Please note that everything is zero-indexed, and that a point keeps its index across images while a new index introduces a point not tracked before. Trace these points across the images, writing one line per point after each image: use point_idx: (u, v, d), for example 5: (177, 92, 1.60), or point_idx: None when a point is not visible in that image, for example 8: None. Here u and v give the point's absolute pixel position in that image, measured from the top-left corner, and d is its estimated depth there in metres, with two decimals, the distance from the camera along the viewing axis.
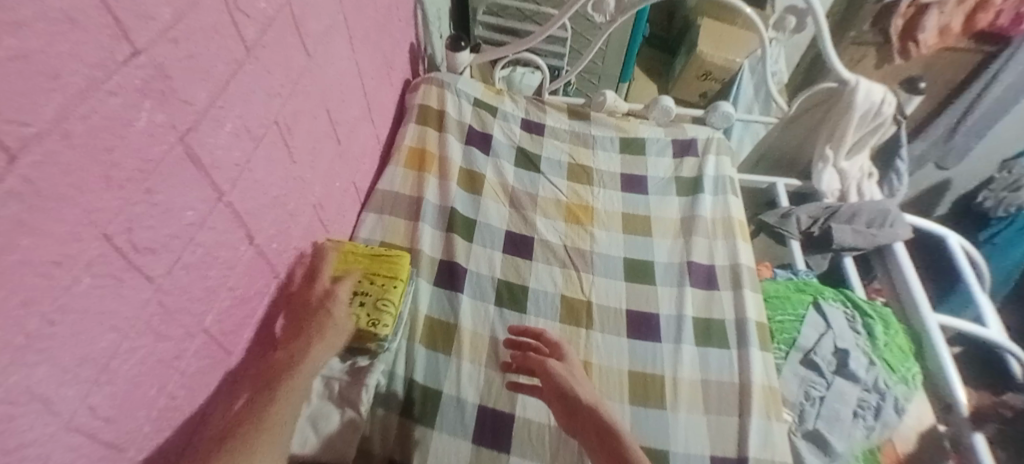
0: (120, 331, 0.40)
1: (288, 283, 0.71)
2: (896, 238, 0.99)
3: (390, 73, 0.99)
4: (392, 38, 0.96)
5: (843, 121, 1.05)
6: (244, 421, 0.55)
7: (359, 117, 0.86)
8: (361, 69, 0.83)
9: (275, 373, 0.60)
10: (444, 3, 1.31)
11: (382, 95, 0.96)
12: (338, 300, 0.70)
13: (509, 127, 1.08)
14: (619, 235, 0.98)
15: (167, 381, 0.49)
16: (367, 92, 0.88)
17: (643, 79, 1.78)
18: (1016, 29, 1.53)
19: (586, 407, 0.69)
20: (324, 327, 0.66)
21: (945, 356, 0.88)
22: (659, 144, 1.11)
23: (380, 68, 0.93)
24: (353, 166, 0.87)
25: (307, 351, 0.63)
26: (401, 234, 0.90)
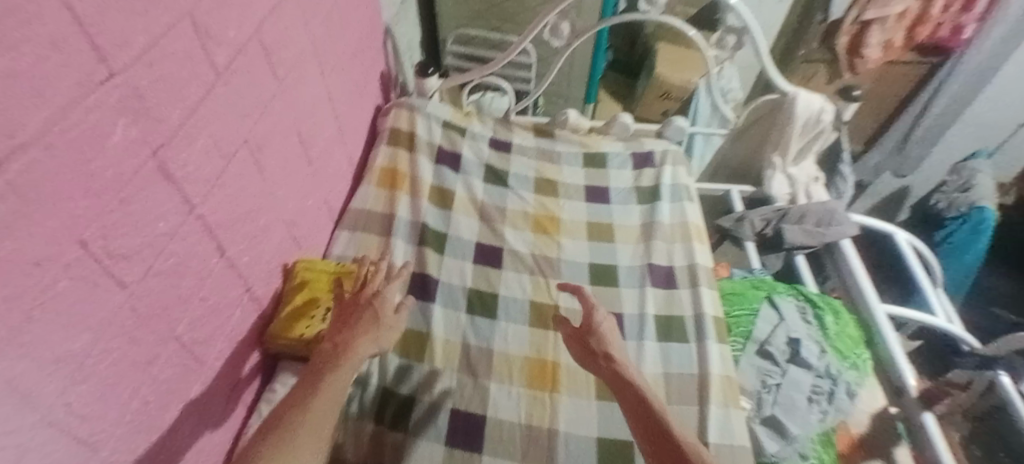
0: (95, 332, 0.43)
1: (261, 296, 0.74)
2: (842, 235, 1.07)
3: (362, 99, 1.05)
4: (363, 66, 1.02)
5: (787, 131, 1.14)
6: (285, 414, 0.59)
7: (331, 140, 0.91)
8: (332, 94, 0.88)
9: (324, 363, 0.63)
10: (415, 34, 1.39)
11: (354, 119, 1.02)
12: (386, 299, 0.70)
13: (478, 146, 1.14)
14: (585, 242, 1.03)
15: (140, 386, 0.51)
16: (338, 116, 0.93)
17: (609, 101, 1.87)
18: (954, 39, 1.64)
19: (603, 363, 0.71)
20: (371, 325, 0.67)
21: (893, 344, 0.93)
22: (620, 158, 1.18)
23: (352, 93, 0.98)
24: (327, 185, 0.92)
25: (350, 346, 0.64)
26: (374, 249, 0.94)
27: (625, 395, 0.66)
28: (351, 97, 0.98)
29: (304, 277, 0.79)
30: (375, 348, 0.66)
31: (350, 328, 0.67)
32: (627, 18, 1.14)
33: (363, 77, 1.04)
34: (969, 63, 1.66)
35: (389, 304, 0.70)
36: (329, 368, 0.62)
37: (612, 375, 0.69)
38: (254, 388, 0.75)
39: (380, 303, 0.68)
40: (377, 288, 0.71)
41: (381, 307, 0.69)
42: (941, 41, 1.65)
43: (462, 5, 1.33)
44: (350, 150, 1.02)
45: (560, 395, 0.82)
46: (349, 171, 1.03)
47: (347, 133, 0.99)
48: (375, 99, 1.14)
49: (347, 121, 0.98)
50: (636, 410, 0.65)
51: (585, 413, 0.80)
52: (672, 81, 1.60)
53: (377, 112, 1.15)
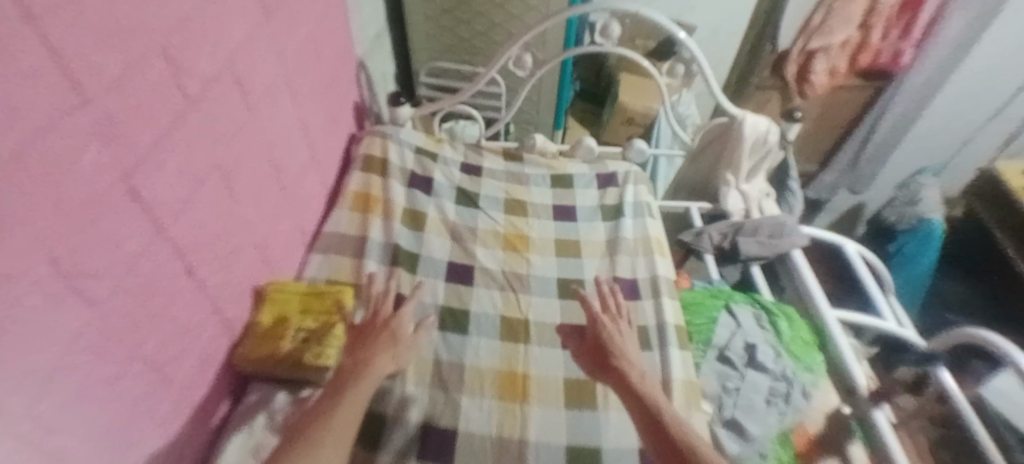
0: (64, 345, 0.44)
1: (233, 319, 0.74)
2: (793, 245, 1.15)
3: (335, 127, 1.09)
4: (336, 96, 1.07)
5: (737, 150, 1.23)
6: (308, 425, 0.61)
7: (303, 166, 0.94)
8: (304, 122, 0.92)
9: (347, 376, 0.67)
10: (388, 67, 1.46)
11: (326, 146, 1.05)
12: (402, 322, 0.76)
13: (449, 171, 1.17)
14: (553, 259, 1.07)
15: (108, 403, 0.51)
16: (311, 143, 0.97)
17: (577, 127, 1.96)
18: (895, 64, 1.75)
19: (612, 370, 0.75)
20: (391, 343, 0.72)
21: (843, 345, 0.99)
22: (585, 179, 1.24)
23: (324, 121, 1.02)
24: (300, 209, 0.94)
25: (371, 361, 0.69)
26: (346, 272, 0.93)
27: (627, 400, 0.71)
28: (324, 126, 1.02)
29: (273, 298, 0.77)
30: (393, 365, 0.71)
31: (369, 344, 0.72)
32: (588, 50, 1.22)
33: (336, 107, 1.08)
34: (907, 88, 1.81)
35: (405, 325, 0.76)
36: (351, 382, 0.66)
37: (619, 383, 0.73)
38: (220, 413, 0.73)
39: (399, 325, 0.75)
40: (392, 313, 0.77)
41: (398, 329, 0.75)
42: (885, 66, 1.76)
43: (433, 39, 1.40)
44: (323, 175, 1.05)
45: (529, 405, 0.82)
46: (322, 196, 1.05)
47: (320, 160, 1.02)
48: (348, 127, 1.19)
49: (318, 147, 1.01)
50: (639, 411, 0.70)
51: (555, 423, 0.81)
52: (634, 108, 1.70)
53: (351, 139, 1.19)
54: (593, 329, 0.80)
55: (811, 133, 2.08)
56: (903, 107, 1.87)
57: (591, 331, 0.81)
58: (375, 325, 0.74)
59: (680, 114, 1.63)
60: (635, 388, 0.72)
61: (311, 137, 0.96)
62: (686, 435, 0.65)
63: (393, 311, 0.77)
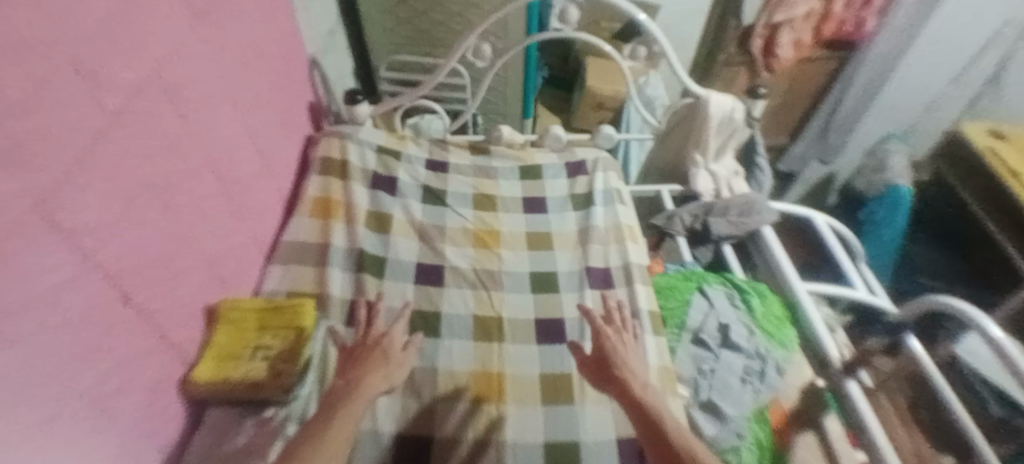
0: (9, 394, 0.40)
1: (181, 342, 0.69)
2: (762, 222, 1.16)
3: (288, 131, 1.05)
4: (286, 99, 1.03)
5: (704, 131, 1.22)
6: (300, 443, 0.60)
7: (253, 175, 0.90)
8: (250, 128, 0.88)
9: (339, 394, 0.67)
10: (345, 64, 1.41)
11: (278, 150, 1.00)
12: (393, 340, 0.76)
13: (414, 169, 1.14)
14: (526, 253, 1.06)
15: (64, 447, 0.47)
16: (260, 150, 0.92)
17: (548, 115, 1.94)
18: (859, 32, 1.78)
19: (615, 381, 0.74)
20: (382, 361, 0.73)
21: (815, 318, 1.01)
22: (554, 168, 1.23)
23: (275, 126, 0.98)
24: (253, 221, 0.90)
25: (363, 380, 0.69)
26: (309, 280, 0.90)
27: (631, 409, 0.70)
28: (274, 130, 0.98)
29: (225, 317, 0.72)
30: (387, 382, 0.70)
31: (360, 363, 0.73)
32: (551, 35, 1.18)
33: (287, 110, 1.04)
34: (872, 56, 1.82)
35: (394, 341, 0.76)
36: (344, 399, 0.65)
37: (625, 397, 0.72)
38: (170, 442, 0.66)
39: (388, 342, 0.75)
40: (382, 331, 0.78)
41: (388, 346, 0.75)
42: (850, 35, 1.79)
43: (390, 32, 1.35)
44: (278, 182, 1.01)
45: (506, 405, 0.81)
46: (278, 205, 1.01)
47: (272, 167, 0.98)
48: (304, 130, 1.15)
49: (270, 153, 0.97)
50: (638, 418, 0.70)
51: (531, 423, 0.79)
52: (603, 93, 1.68)
53: (308, 142, 1.15)
54: (598, 340, 0.80)
55: (779, 107, 2.09)
56: (867, 76, 1.88)
57: (595, 344, 0.80)
58: (364, 343, 0.75)
59: (648, 96, 1.62)
60: (638, 398, 0.71)
61: (260, 144, 0.92)
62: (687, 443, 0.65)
63: (382, 328, 0.78)
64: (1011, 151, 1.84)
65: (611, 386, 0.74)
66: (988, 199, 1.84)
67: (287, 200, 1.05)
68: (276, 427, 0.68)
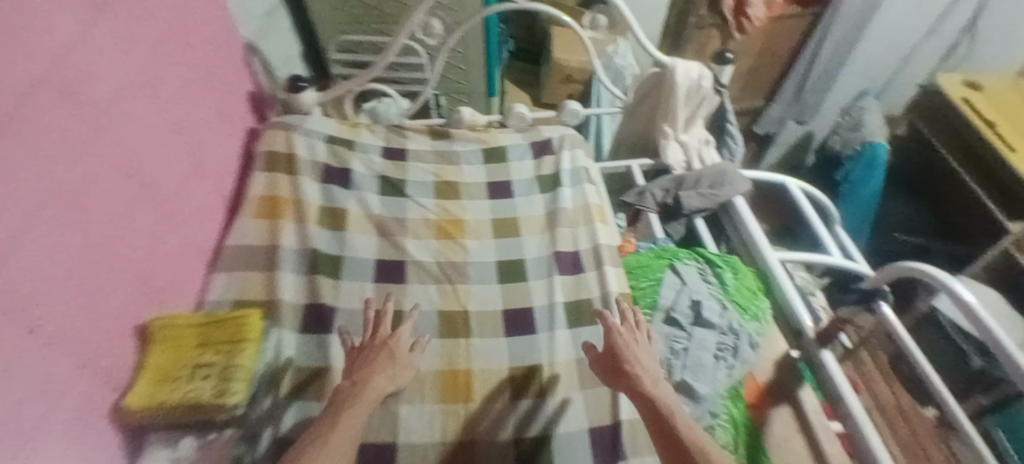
0: None
1: (108, 366, 0.63)
2: (735, 193, 1.13)
3: (222, 125, 0.98)
4: (215, 88, 0.95)
5: (672, 100, 1.18)
6: (306, 446, 0.59)
7: (183, 175, 0.84)
8: (174, 122, 0.82)
9: (344, 395, 0.65)
10: (292, 47, 1.33)
11: (211, 147, 0.94)
12: (400, 339, 0.74)
13: (369, 158, 1.08)
14: (491, 240, 1.01)
15: None
16: (188, 143, 0.86)
17: (515, 91, 1.86)
18: None
19: (631, 377, 0.71)
20: (389, 364, 0.71)
21: (788, 287, 0.99)
22: (519, 149, 1.18)
23: (206, 120, 0.92)
24: (188, 226, 0.84)
25: (369, 381, 0.68)
26: (256, 287, 0.84)
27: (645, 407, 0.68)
28: (206, 124, 0.92)
29: (162, 335, 0.68)
30: (393, 384, 0.70)
31: (366, 364, 0.71)
32: (524, 6, 1.10)
33: (219, 103, 0.97)
34: (846, 10, 1.77)
35: (403, 341, 0.75)
36: (349, 401, 0.64)
37: (641, 399, 0.69)
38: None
39: (396, 342, 0.73)
40: (392, 330, 0.76)
41: (395, 346, 0.74)
42: None
43: (337, 9, 1.27)
44: (216, 182, 0.95)
45: (474, 403, 0.78)
46: (218, 205, 0.95)
47: (206, 166, 0.91)
48: (244, 123, 1.08)
49: (201, 151, 0.90)
50: (650, 410, 0.68)
51: (500, 417, 0.77)
52: (570, 65, 1.61)
53: (250, 136, 1.09)
54: (609, 336, 0.76)
55: (755, 70, 2.03)
56: (841, 30, 1.84)
57: (606, 338, 0.77)
58: (371, 343, 0.73)
59: (617, 66, 1.56)
60: (649, 394, 0.69)
61: (189, 141, 0.86)
62: (698, 439, 0.63)
63: (391, 328, 0.76)
64: (987, 104, 1.85)
65: (618, 381, 0.72)
66: (970, 156, 1.85)
67: (229, 200, 0.99)
68: (224, 448, 0.65)
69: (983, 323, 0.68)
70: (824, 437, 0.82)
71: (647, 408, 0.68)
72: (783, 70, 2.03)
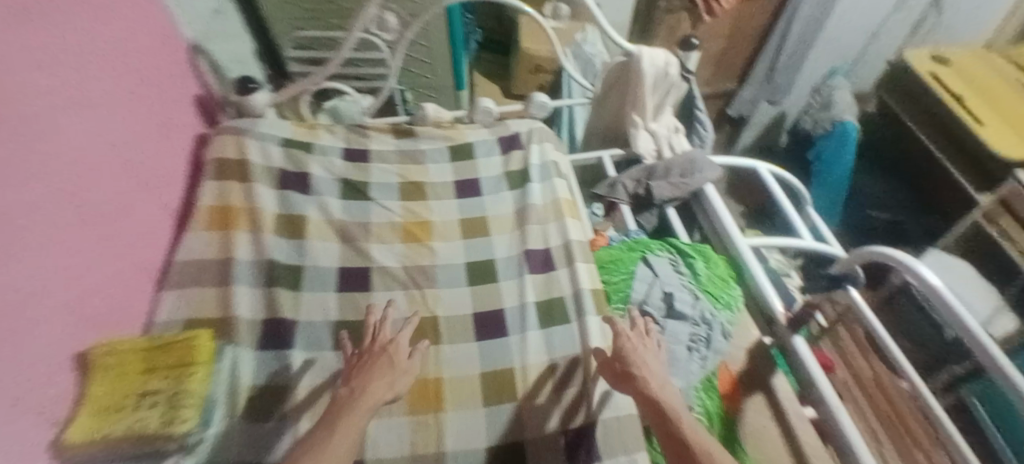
0: None
1: (50, 401, 0.59)
2: (705, 180, 1.12)
3: (162, 135, 0.93)
4: (153, 96, 0.90)
5: (639, 89, 1.16)
6: (306, 451, 0.60)
7: (120, 191, 0.79)
8: (105, 135, 0.76)
9: (339, 405, 0.65)
10: (245, 46, 1.28)
11: (153, 161, 0.89)
12: (399, 344, 0.73)
13: (329, 161, 1.04)
14: (459, 242, 0.99)
15: None
16: (123, 157, 0.81)
17: (485, 83, 1.82)
18: None
19: (637, 380, 0.72)
20: (386, 370, 0.71)
21: (759, 274, 0.99)
22: (486, 145, 1.15)
23: (144, 130, 0.87)
24: (127, 245, 0.80)
25: (366, 387, 0.67)
26: (210, 305, 0.80)
27: (652, 408, 0.69)
28: (143, 134, 0.87)
29: (104, 363, 0.64)
30: (393, 392, 0.68)
31: (366, 371, 0.71)
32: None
33: (158, 111, 0.92)
34: None
35: (402, 347, 0.74)
36: (346, 409, 0.64)
37: (647, 400, 0.70)
38: None
39: (395, 349, 0.73)
40: (391, 336, 0.75)
41: (394, 352, 0.73)
42: None
43: (290, 5, 1.21)
44: (159, 195, 0.90)
45: (444, 412, 0.77)
46: (162, 219, 0.91)
47: (146, 179, 0.87)
48: (189, 131, 1.03)
49: (140, 165, 0.85)
50: (655, 411, 0.69)
51: (471, 424, 0.76)
52: (539, 54, 1.58)
53: (197, 144, 1.04)
54: (616, 341, 0.76)
55: (725, 53, 2.02)
56: (811, 10, 1.83)
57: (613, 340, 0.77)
58: (370, 349, 0.73)
59: (586, 54, 1.53)
60: (653, 396, 0.70)
61: (125, 155, 0.81)
62: (700, 439, 0.64)
63: (390, 333, 0.75)
64: (954, 77, 1.81)
65: (624, 384, 0.73)
66: (943, 133, 1.85)
67: (175, 212, 0.95)
68: None
69: (957, 314, 0.65)
70: (797, 423, 0.82)
71: (650, 406, 0.70)
72: (754, 50, 2.03)
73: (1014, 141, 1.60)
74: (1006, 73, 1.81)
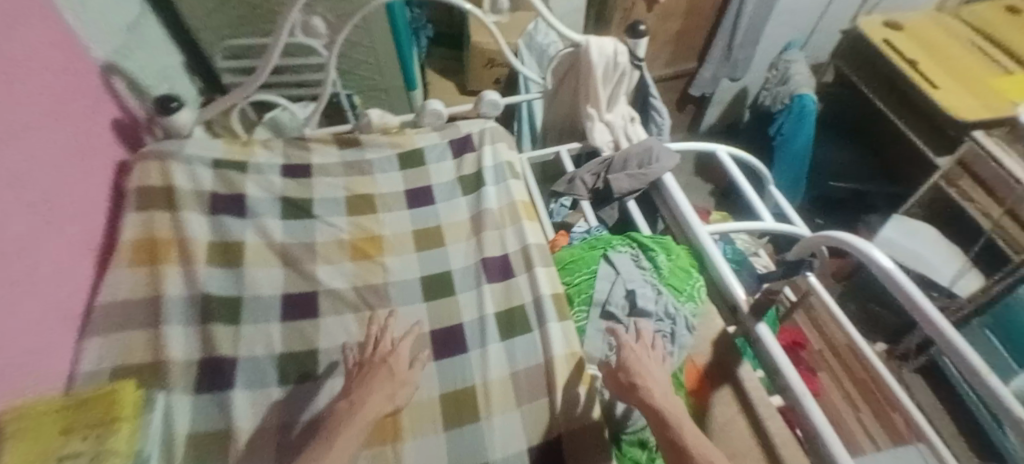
0: None
1: None
2: (663, 170, 1.09)
3: (75, 165, 0.86)
4: (63, 125, 0.83)
5: (591, 80, 1.12)
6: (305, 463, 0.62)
7: (29, 232, 0.73)
8: (8, 177, 0.69)
9: (340, 417, 0.67)
10: (170, 60, 1.20)
11: (66, 195, 0.83)
12: (399, 356, 0.75)
13: (266, 179, 0.98)
14: (413, 255, 0.95)
15: None
16: (31, 199, 0.74)
17: (438, 80, 1.75)
18: None
19: (638, 390, 0.72)
20: (387, 381, 0.72)
21: (722, 262, 0.96)
22: (437, 150, 1.10)
23: (55, 159, 0.81)
24: (41, 292, 0.74)
25: (365, 400, 0.69)
26: (140, 349, 0.75)
27: (654, 419, 0.69)
28: (54, 165, 0.80)
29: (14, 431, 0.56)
30: (391, 404, 0.70)
31: (367, 382, 0.72)
32: None
33: (70, 141, 0.85)
34: None
35: (400, 357, 0.76)
36: (344, 422, 0.66)
37: (650, 410, 0.70)
38: None
39: (395, 359, 0.74)
40: (392, 345, 0.77)
41: (394, 363, 0.74)
42: None
43: (217, 13, 1.13)
44: (76, 233, 0.84)
45: (403, 442, 0.73)
46: (83, 257, 0.85)
47: (59, 216, 0.80)
48: (108, 158, 0.96)
49: (52, 201, 0.79)
50: (658, 420, 0.69)
51: (431, 449, 0.73)
52: (492, 47, 1.52)
53: (118, 172, 0.97)
54: (621, 353, 0.77)
55: (682, 33, 2.00)
56: None
57: (619, 353, 0.78)
58: (371, 361, 0.74)
59: (540, 44, 1.47)
60: (654, 404, 0.70)
61: (33, 193, 0.75)
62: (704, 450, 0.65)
63: (391, 343, 0.77)
64: (908, 42, 1.75)
65: (628, 394, 0.74)
66: (909, 107, 1.77)
67: (96, 249, 0.88)
68: None
69: (901, 285, 0.64)
70: (766, 413, 0.80)
71: (654, 415, 0.69)
72: (711, 27, 2.00)
73: (971, 103, 1.53)
74: (961, 35, 1.76)
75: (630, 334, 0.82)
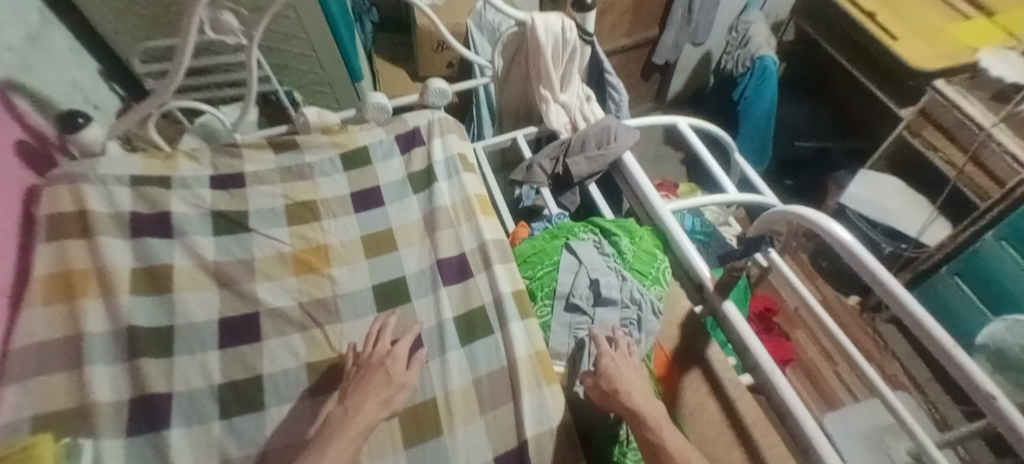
0: None
1: None
2: (622, 149, 1.04)
3: None
4: None
5: (541, 60, 1.05)
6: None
7: None
8: None
9: (338, 421, 0.66)
10: (79, 69, 1.09)
11: None
12: (398, 356, 0.74)
13: (194, 193, 0.92)
14: (363, 263, 0.89)
15: None
16: None
17: (388, 69, 1.65)
18: None
19: (613, 394, 0.69)
20: (387, 384, 0.70)
21: (686, 242, 0.93)
22: (384, 146, 1.03)
23: None
24: None
25: (360, 407, 0.67)
26: (62, 394, 0.69)
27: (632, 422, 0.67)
28: None
29: None
30: (388, 409, 0.69)
31: (365, 386, 0.70)
32: None
33: None
34: None
35: (399, 358, 0.74)
36: (336, 431, 0.64)
37: (626, 412, 0.67)
38: None
39: (392, 362, 0.73)
40: (392, 345, 0.76)
41: (393, 365, 0.73)
42: None
43: (127, 12, 1.02)
44: None
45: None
46: None
47: None
48: (14, 184, 0.87)
49: None
50: (634, 421, 0.67)
51: None
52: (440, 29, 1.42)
53: (26, 199, 0.89)
54: (599, 359, 0.74)
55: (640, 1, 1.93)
56: None
57: (597, 361, 0.75)
58: (371, 362, 0.73)
59: (490, 23, 1.39)
60: (631, 407, 0.68)
61: None
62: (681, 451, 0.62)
63: (391, 343, 0.76)
64: None
65: (608, 401, 0.70)
66: (872, 62, 1.73)
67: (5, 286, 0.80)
68: None
69: (857, 255, 0.61)
70: (736, 395, 0.78)
71: (632, 416, 0.67)
72: None
73: (933, 53, 1.49)
74: None
75: (607, 335, 0.79)
